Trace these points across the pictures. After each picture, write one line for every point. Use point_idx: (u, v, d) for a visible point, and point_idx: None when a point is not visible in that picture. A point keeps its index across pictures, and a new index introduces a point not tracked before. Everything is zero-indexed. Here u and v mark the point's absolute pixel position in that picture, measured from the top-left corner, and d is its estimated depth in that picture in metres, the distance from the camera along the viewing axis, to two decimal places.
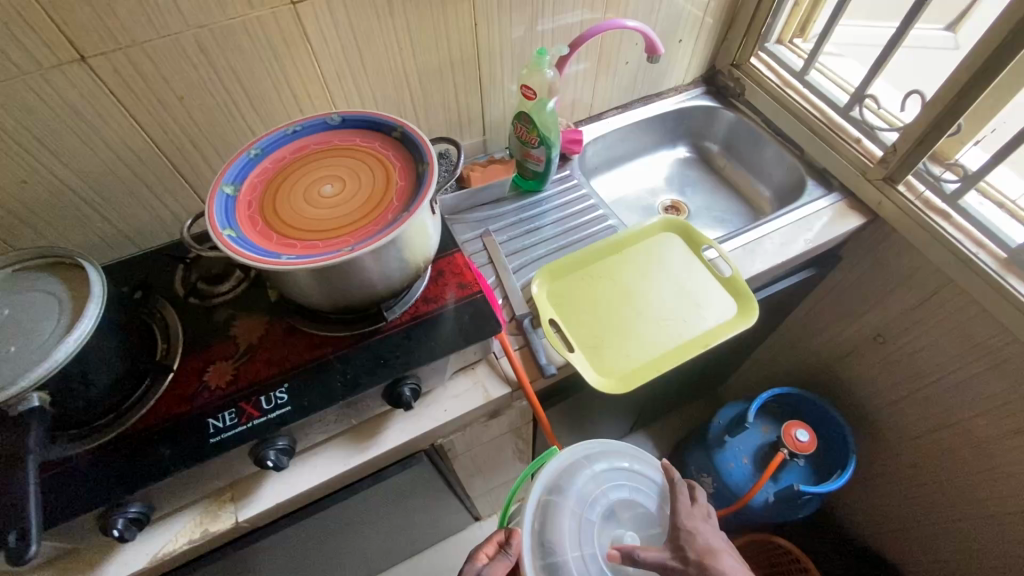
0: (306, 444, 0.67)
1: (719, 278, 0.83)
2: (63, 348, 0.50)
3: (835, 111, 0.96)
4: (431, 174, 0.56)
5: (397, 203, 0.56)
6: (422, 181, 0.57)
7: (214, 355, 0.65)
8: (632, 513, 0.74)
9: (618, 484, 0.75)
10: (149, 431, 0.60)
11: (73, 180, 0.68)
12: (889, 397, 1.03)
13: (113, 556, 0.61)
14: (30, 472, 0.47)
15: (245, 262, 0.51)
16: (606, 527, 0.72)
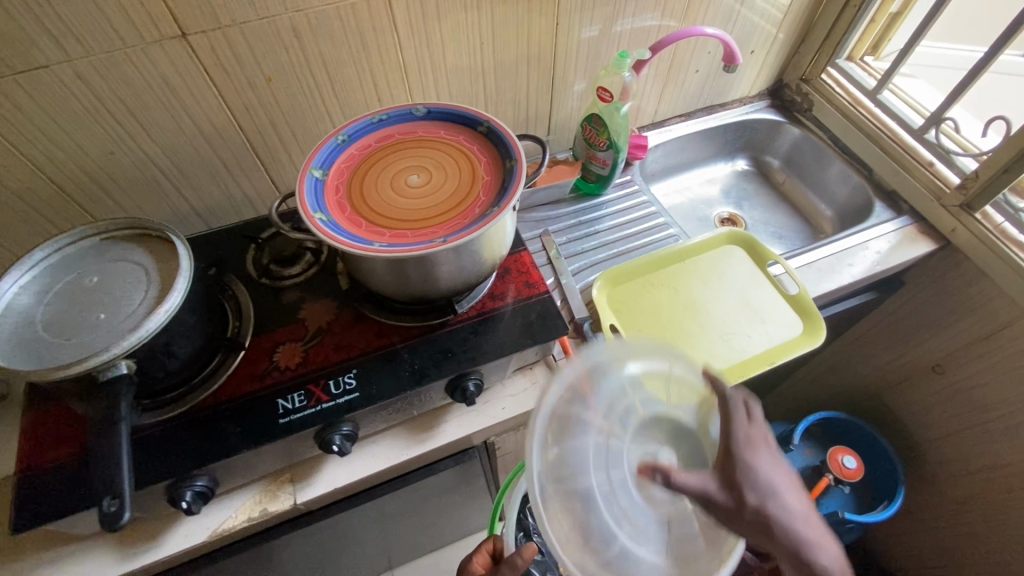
0: (366, 432, 0.67)
1: (784, 296, 0.81)
2: (155, 319, 0.51)
3: (908, 132, 0.93)
4: (520, 171, 0.56)
5: (484, 197, 0.56)
6: (511, 177, 0.56)
7: (283, 337, 0.65)
8: (667, 425, 0.62)
9: (650, 396, 0.63)
10: (221, 407, 0.60)
11: (157, 154, 0.69)
12: (945, 430, 1.00)
13: (173, 528, 0.62)
14: (123, 438, 0.48)
15: (338, 247, 0.51)
16: (639, 444, 0.61)
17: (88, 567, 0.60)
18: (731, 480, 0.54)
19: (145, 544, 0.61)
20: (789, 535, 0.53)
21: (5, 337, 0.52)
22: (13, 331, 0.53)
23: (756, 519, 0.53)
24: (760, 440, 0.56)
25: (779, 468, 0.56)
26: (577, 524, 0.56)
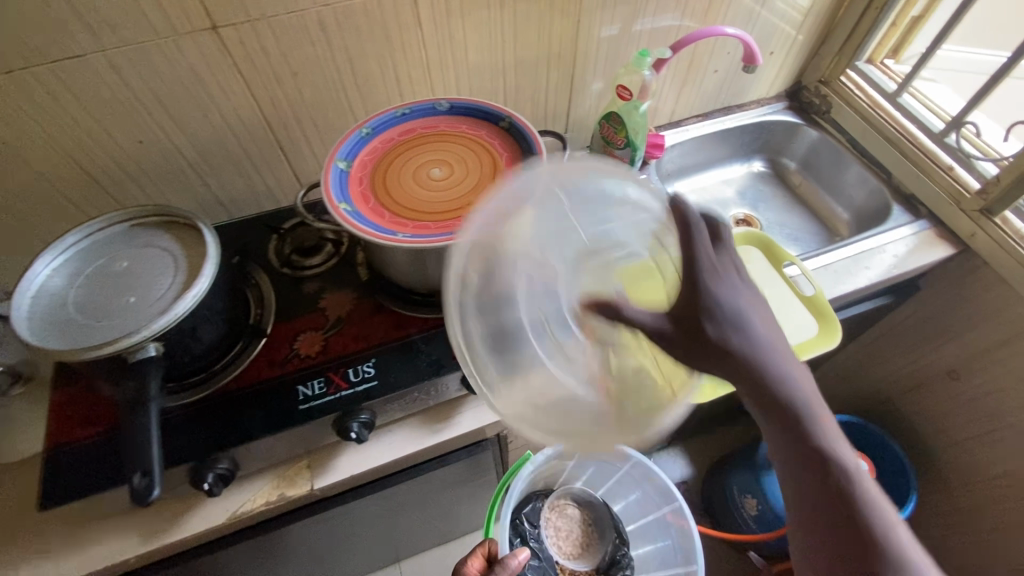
0: (383, 421, 0.68)
1: (801, 298, 0.80)
2: (183, 303, 0.53)
3: (929, 136, 0.93)
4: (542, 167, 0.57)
5: None
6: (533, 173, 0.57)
7: (304, 325, 0.67)
8: (604, 258, 0.62)
9: (590, 221, 0.62)
10: (243, 392, 0.62)
11: (184, 144, 0.70)
12: (958, 436, 0.99)
13: (194, 510, 0.64)
14: (152, 417, 0.50)
15: (362, 236, 0.52)
16: (575, 279, 0.60)
17: (113, 545, 0.61)
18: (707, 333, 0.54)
19: (166, 524, 0.63)
20: (755, 370, 0.54)
21: (37, 318, 0.54)
22: (45, 312, 0.54)
23: (742, 376, 0.54)
24: (736, 288, 0.56)
25: (755, 308, 0.56)
26: (520, 362, 0.54)
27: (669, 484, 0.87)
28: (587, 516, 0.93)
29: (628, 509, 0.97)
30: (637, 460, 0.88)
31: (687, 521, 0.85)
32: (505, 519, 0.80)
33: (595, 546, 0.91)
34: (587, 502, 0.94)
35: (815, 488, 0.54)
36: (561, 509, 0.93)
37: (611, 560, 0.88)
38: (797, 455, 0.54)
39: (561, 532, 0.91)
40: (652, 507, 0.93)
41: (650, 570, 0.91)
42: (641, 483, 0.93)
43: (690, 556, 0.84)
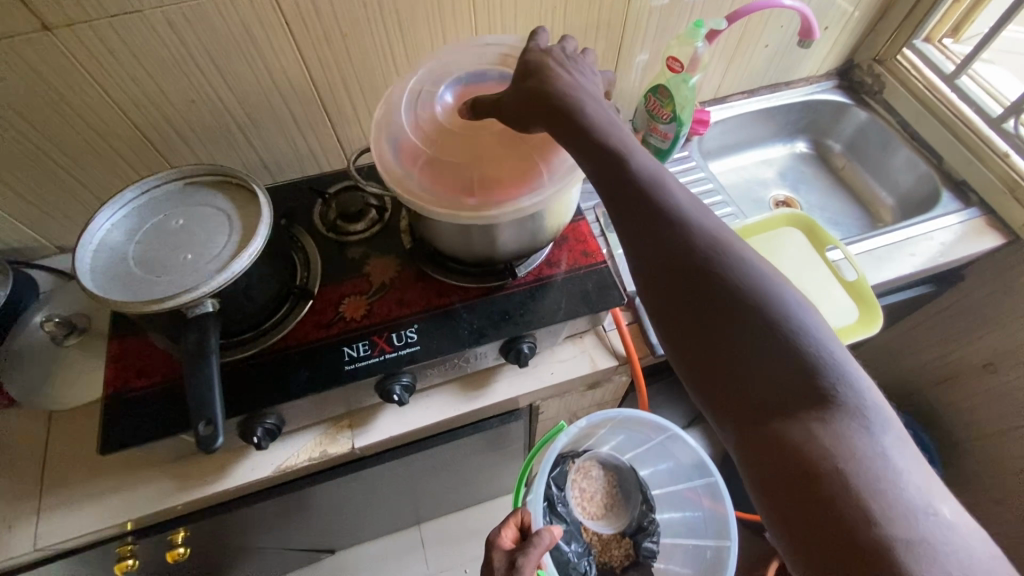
0: (422, 385, 0.70)
1: (841, 282, 0.80)
2: (240, 262, 0.54)
3: (985, 121, 0.89)
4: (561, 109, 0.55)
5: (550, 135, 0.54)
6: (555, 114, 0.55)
7: (349, 289, 0.68)
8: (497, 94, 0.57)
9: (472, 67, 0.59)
10: (289, 351, 0.63)
11: (233, 104, 0.71)
12: (988, 428, 0.99)
13: (240, 462, 0.66)
14: (213, 368, 0.51)
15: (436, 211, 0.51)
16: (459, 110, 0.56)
17: (167, 489, 0.65)
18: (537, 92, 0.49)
19: (215, 474, 0.65)
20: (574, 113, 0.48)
21: (99, 271, 0.55)
22: (106, 265, 0.56)
23: (575, 136, 0.47)
24: (565, 59, 0.52)
25: (587, 75, 0.52)
26: (411, 159, 0.54)
27: (706, 460, 0.86)
28: (613, 479, 0.96)
29: (656, 475, 0.98)
30: (674, 434, 0.88)
31: (723, 502, 0.85)
32: (537, 491, 0.82)
33: (620, 508, 0.95)
34: (613, 467, 0.96)
35: (660, 257, 0.45)
36: (586, 471, 0.95)
37: (637, 525, 0.92)
38: (641, 219, 0.46)
39: (587, 494, 0.95)
40: (683, 477, 0.94)
41: (676, 535, 0.94)
42: (674, 454, 0.93)
43: (723, 533, 0.85)
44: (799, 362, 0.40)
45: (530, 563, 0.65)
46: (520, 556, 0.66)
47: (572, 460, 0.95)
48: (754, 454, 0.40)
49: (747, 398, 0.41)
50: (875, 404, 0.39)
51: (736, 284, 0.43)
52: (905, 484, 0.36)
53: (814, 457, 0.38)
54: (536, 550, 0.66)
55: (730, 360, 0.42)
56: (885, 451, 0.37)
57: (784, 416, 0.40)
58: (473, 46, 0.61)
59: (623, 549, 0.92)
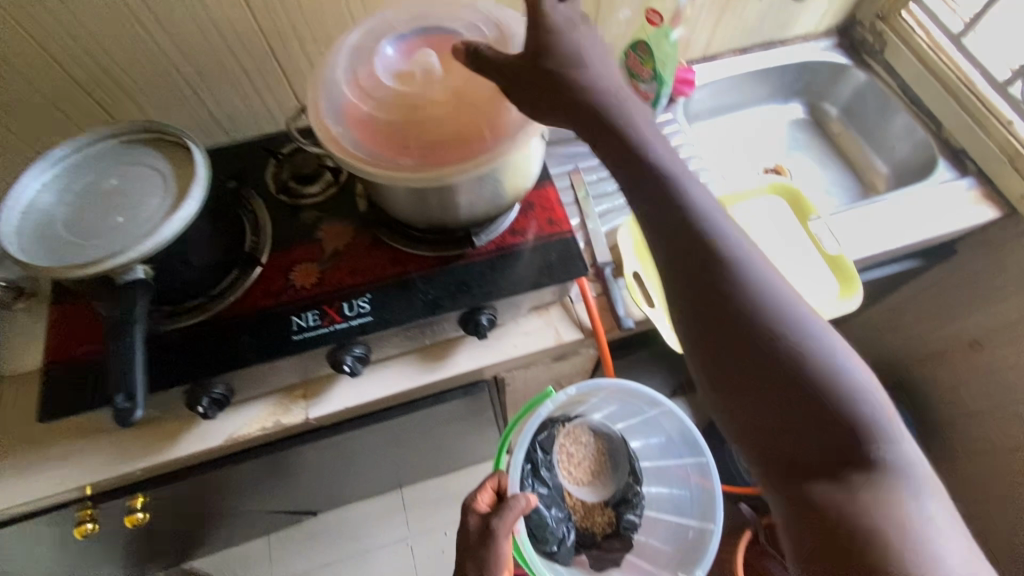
0: (377, 357, 0.67)
1: (822, 254, 0.76)
2: (170, 225, 0.51)
3: (989, 84, 0.83)
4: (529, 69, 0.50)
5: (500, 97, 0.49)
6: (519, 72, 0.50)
7: (300, 256, 0.65)
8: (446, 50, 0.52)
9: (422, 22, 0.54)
10: (235, 320, 0.61)
11: (176, 55, 0.66)
12: (971, 406, 0.97)
13: (192, 430, 0.65)
14: (137, 337, 0.49)
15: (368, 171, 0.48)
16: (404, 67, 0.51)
17: (116, 457, 0.64)
18: (551, 77, 0.46)
19: (167, 441, 0.64)
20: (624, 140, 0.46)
21: (27, 234, 0.53)
22: (34, 228, 0.53)
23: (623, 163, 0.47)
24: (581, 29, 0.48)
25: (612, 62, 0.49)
26: (351, 120, 0.50)
27: (698, 439, 0.85)
28: (601, 448, 0.95)
29: (647, 449, 0.96)
30: (668, 409, 0.86)
31: (711, 480, 0.85)
32: (516, 456, 0.80)
33: (607, 476, 0.95)
34: (603, 436, 0.95)
35: (711, 303, 0.44)
36: (575, 437, 0.95)
37: (621, 497, 0.93)
38: (696, 266, 0.45)
39: (573, 460, 0.95)
40: (675, 454, 0.92)
41: (660, 509, 0.93)
42: (666, 429, 0.91)
43: (708, 513, 0.85)
44: (853, 429, 0.41)
45: (505, 525, 0.68)
46: (495, 518, 0.69)
47: (560, 424, 0.93)
48: (793, 513, 0.41)
49: (789, 456, 0.42)
50: (918, 469, 0.40)
51: (785, 337, 0.43)
52: (947, 557, 0.37)
53: (864, 529, 0.38)
54: (511, 515, 0.69)
55: (779, 416, 0.42)
56: (928, 522, 0.38)
57: (828, 477, 0.40)
58: (424, 3, 0.56)
59: (604, 518, 0.92)
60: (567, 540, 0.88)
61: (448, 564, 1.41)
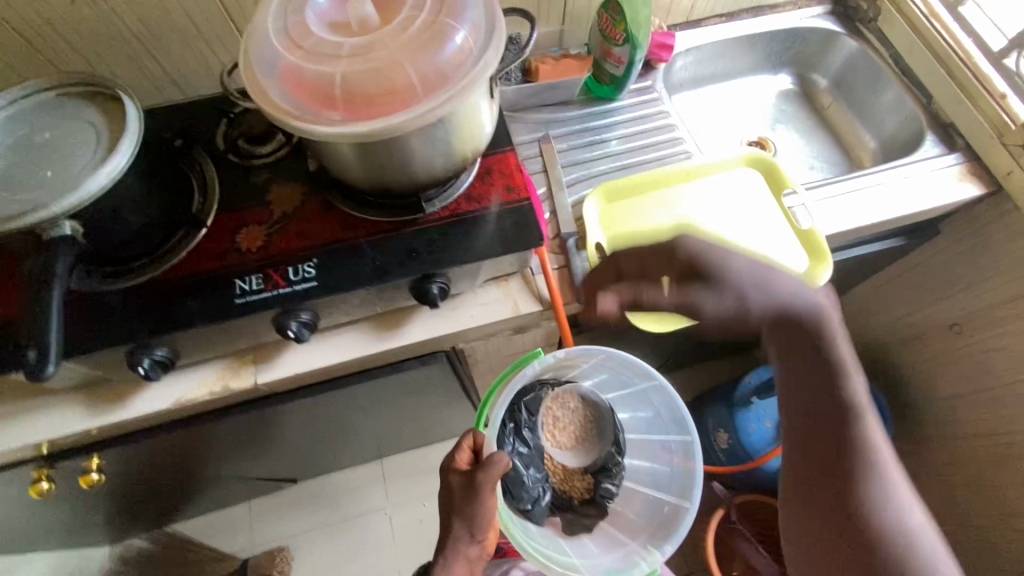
0: (328, 324, 0.66)
1: (793, 229, 0.74)
2: (96, 180, 0.49)
3: (985, 55, 0.79)
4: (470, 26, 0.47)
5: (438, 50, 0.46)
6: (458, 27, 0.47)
7: (247, 219, 0.63)
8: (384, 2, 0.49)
9: None
10: (177, 283, 0.59)
11: (118, 5, 0.63)
12: (950, 390, 0.95)
13: (140, 392, 0.65)
14: (56, 294, 0.48)
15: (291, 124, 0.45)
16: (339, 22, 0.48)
17: (63, 417, 0.63)
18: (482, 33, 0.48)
19: (113, 403, 0.64)
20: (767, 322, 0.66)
21: None
22: None
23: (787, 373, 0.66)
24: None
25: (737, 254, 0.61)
26: (279, 70, 0.47)
27: (687, 419, 0.82)
28: (587, 415, 0.93)
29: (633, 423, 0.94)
30: (659, 384, 0.83)
31: (694, 461, 0.81)
32: (496, 415, 0.77)
33: (591, 443, 0.94)
34: (589, 402, 0.93)
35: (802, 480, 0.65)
36: (562, 401, 0.92)
37: (602, 465, 0.92)
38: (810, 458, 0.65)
39: (558, 423, 0.93)
40: (661, 430, 0.89)
41: (640, 482, 0.92)
42: (654, 404, 0.88)
43: (686, 492, 0.82)
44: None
45: (489, 479, 0.69)
46: (478, 472, 0.69)
47: (547, 387, 0.91)
48: None
49: None
50: None
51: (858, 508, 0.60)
52: None
53: None
54: (492, 469, 0.69)
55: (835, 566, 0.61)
56: None
57: None
58: None
59: (584, 483, 0.93)
60: (541, 500, 0.88)
61: (426, 533, 1.43)
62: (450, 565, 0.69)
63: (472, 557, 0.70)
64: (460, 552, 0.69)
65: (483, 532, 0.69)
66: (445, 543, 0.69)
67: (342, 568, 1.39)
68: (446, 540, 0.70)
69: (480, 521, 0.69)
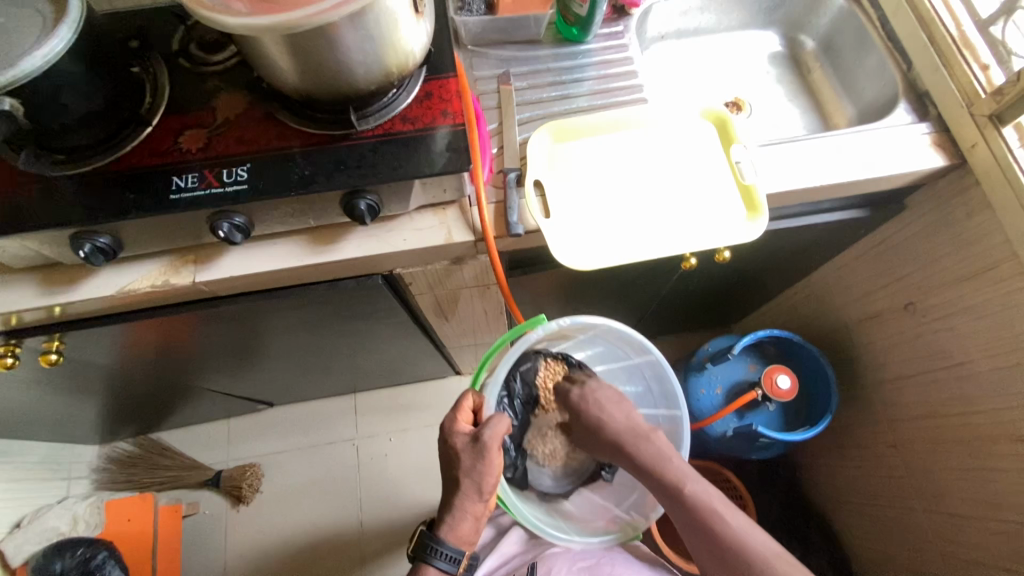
0: (264, 231, 0.69)
1: (736, 183, 0.74)
2: (30, 61, 0.52)
3: (971, 22, 0.74)
4: None
5: None
6: None
7: (192, 121, 0.66)
8: None
9: None
10: (118, 175, 0.63)
11: None
12: (901, 371, 0.94)
13: (88, 278, 0.70)
14: None
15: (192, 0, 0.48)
16: None
17: (13, 294, 0.68)
18: None
19: (63, 286, 0.69)
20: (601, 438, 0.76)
21: None
22: None
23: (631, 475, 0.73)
24: None
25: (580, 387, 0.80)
26: None
27: (676, 392, 0.83)
28: None
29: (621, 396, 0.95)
30: (655, 358, 0.84)
31: (682, 431, 0.83)
32: (497, 375, 0.80)
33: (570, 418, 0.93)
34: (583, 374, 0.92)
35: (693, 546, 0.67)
36: (554, 372, 0.92)
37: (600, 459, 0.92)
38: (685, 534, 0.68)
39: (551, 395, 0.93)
40: (650, 404, 0.91)
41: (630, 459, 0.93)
42: (646, 378, 0.90)
43: None
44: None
45: (495, 438, 0.70)
46: (484, 431, 0.70)
47: (543, 357, 0.92)
48: None
49: None
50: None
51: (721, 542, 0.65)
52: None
53: None
54: (498, 428, 0.71)
55: None
56: None
57: None
58: None
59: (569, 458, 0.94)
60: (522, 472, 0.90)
61: (391, 466, 1.49)
62: (457, 522, 0.71)
63: (477, 515, 0.72)
64: (466, 510, 0.71)
65: (488, 492, 0.71)
66: (452, 502, 0.71)
67: (308, 489, 1.46)
68: (452, 498, 0.71)
69: (486, 481, 0.70)
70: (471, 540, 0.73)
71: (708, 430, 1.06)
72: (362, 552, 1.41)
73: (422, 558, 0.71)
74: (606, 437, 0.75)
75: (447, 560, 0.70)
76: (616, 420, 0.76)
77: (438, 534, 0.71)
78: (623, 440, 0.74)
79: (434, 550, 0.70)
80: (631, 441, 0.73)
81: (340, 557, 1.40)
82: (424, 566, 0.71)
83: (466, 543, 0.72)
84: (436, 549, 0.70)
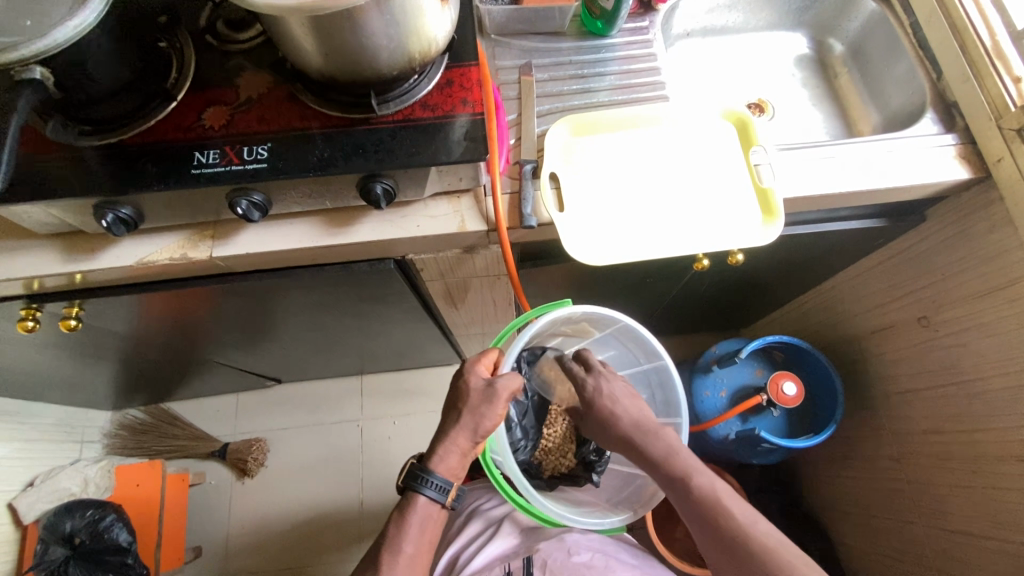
0: (281, 210, 0.70)
1: (752, 185, 0.73)
2: (62, 31, 0.52)
3: (1007, 32, 0.73)
4: None
5: None
6: None
7: (215, 98, 0.67)
8: None
9: None
10: (140, 148, 0.64)
11: None
12: (911, 384, 0.93)
13: (108, 248, 0.71)
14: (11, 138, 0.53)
15: None
16: None
17: (36, 260, 0.70)
18: None
19: (83, 254, 0.71)
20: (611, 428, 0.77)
21: None
22: None
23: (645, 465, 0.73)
24: None
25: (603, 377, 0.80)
26: None
27: (679, 403, 0.84)
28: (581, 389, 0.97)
29: None
30: (663, 365, 0.85)
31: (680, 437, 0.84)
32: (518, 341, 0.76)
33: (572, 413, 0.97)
34: None
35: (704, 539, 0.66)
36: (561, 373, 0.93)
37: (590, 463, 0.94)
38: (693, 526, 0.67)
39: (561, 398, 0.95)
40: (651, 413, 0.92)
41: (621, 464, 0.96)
42: (652, 386, 0.91)
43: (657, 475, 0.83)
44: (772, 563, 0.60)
45: (507, 389, 0.71)
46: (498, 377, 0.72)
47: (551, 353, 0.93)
48: None
49: None
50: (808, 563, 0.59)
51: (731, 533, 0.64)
52: None
53: None
54: (511, 383, 0.72)
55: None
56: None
57: None
58: None
59: (562, 463, 0.95)
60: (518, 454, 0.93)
61: (393, 450, 1.50)
62: (446, 455, 0.71)
63: (464, 450, 0.72)
64: (456, 444, 0.71)
65: (484, 434, 0.72)
66: (446, 432, 0.72)
67: (312, 466, 1.49)
68: (448, 428, 0.72)
69: (484, 423, 0.71)
70: (459, 472, 0.73)
71: (710, 432, 1.06)
72: (362, 531, 1.43)
73: (411, 487, 0.71)
74: (614, 430, 0.76)
75: (434, 489, 0.70)
76: (626, 412, 0.76)
77: (428, 465, 0.71)
78: (634, 434, 0.74)
79: (423, 480, 0.70)
80: (641, 432, 0.74)
81: (340, 535, 1.43)
82: (413, 495, 0.71)
83: (454, 475, 0.72)
84: (425, 479, 0.70)
